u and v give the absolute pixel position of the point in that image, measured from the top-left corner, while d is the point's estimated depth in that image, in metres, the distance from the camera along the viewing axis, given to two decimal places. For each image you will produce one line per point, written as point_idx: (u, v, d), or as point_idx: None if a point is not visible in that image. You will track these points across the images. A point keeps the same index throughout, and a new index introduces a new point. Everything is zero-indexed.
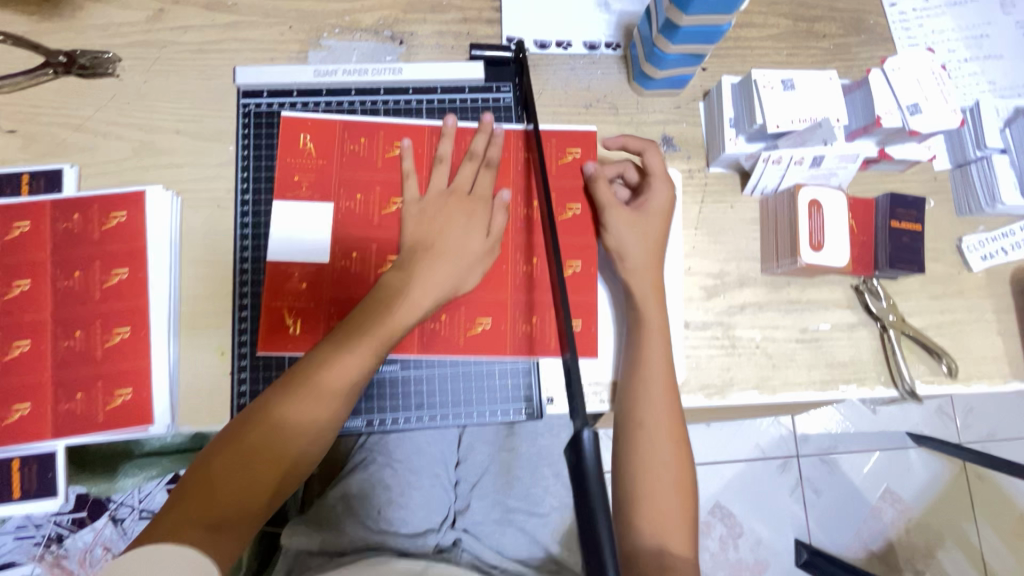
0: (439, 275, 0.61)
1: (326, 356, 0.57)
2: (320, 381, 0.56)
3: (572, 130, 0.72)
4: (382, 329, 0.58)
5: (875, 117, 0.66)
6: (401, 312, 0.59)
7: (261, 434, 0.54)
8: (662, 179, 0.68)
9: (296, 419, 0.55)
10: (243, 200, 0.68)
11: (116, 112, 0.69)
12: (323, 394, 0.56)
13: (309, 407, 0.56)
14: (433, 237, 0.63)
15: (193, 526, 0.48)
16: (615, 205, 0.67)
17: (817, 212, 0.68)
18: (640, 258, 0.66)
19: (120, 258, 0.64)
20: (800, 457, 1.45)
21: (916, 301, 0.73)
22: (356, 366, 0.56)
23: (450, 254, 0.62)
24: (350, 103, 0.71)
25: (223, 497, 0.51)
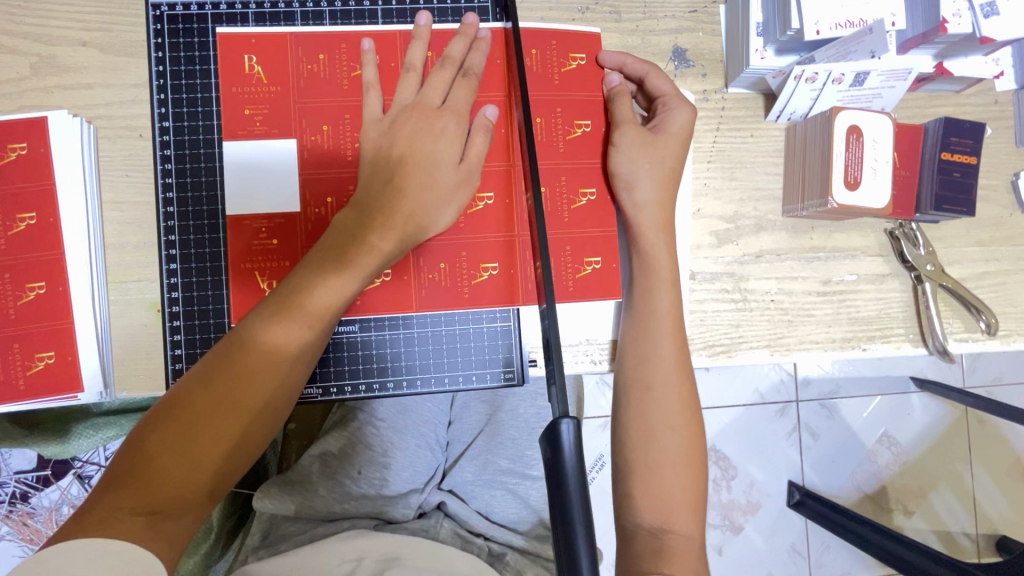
0: (411, 212, 0.49)
1: (295, 294, 0.47)
2: (277, 328, 0.46)
3: (571, 31, 0.60)
4: (349, 263, 0.47)
5: (941, 21, 0.53)
6: (371, 244, 0.48)
7: (208, 395, 0.44)
8: (678, 99, 0.56)
9: (260, 370, 0.46)
10: (161, 127, 0.56)
11: (6, 18, 0.56)
12: (282, 343, 0.46)
13: (266, 357, 0.46)
14: (408, 149, 0.51)
15: (131, 514, 0.40)
16: (630, 126, 0.56)
17: (855, 140, 0.57)
18: (656, 197, 0.55)
19: (27, 202, 0.54)
20: (799, 402, 1.41)
21: (959, 248, 0.64)
22: (320, 307, 0.47)
23: (426, 174, 0.50)
24: (287, 5, 0.57)
25: (162, 476, 0.42)
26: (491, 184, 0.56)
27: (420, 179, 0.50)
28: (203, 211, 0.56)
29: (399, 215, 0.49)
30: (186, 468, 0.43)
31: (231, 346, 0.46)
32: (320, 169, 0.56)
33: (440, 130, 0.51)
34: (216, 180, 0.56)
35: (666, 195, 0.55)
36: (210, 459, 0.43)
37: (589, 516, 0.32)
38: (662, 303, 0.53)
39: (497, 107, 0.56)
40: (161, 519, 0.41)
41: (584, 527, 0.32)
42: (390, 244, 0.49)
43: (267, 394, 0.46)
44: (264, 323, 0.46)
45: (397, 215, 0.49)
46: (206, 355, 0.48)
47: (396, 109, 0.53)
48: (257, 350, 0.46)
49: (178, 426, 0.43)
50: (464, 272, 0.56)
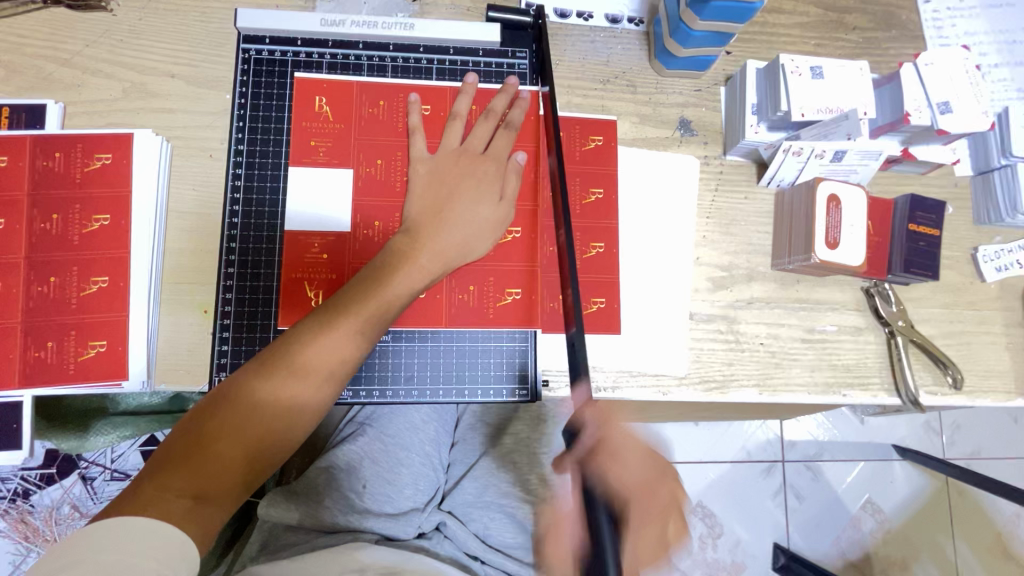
0: (457, 239, 0.58)
1: (353, 301, 0.53)
2: (299, 365, 0.50)
3: (594, 118, 0.70)
4: (369, 309, 0.53)
5: (904, 114, 0.63)
6: (391, 294, 0.54)
7: (238, 416, 0.48)
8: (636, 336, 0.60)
9: (313, 365, 0.51)
10: (237, 149, 0.64)
11: (107, 48, 0.65)
12: (307, 376, 0.50)
13: (292, 388, 0.50)
14: (455, 185, 0.59)
15: (178, 496, 0.43)
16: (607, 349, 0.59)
17: (835, 207, 0.65)
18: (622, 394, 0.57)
19: (102, 205, 0.60)
20: (785, 462, 1.44)
21: (927, 309, 0.71)
22: (345, 347, 0.52)
23: (473, 204, 0.59)
24: (356, 58, 0.66)
25: (213, 459, 0.46)
26: (522, 222, 0.63)
27: (451, 230, 0.58)
28: (263, 223, 0.63)
29: (418, 269, 0.56)
30: (225, 468, 0.46)
31: (287, 346, 0.51)
32: (370, 198, 0.63)
33: (480, 178, 0.60)
34: (278, 197, 0.63)
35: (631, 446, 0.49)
36: (241, 463, 0.47)
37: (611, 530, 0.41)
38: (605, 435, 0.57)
39: (529, 158, 0.65)
40: (202, 504, 0.44)
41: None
42: (436, 264, 0.57)
43: (313, 393, 0.51)
44: (290, 353, 0.50)
45: (416, 271, 0.56)
46: (259, 353, 0.52)
47: (445, 156, 0.61)
48: (284, 380, 0.50)
49: (212, 434, 0.47)
50: (491, 294, 0.62)
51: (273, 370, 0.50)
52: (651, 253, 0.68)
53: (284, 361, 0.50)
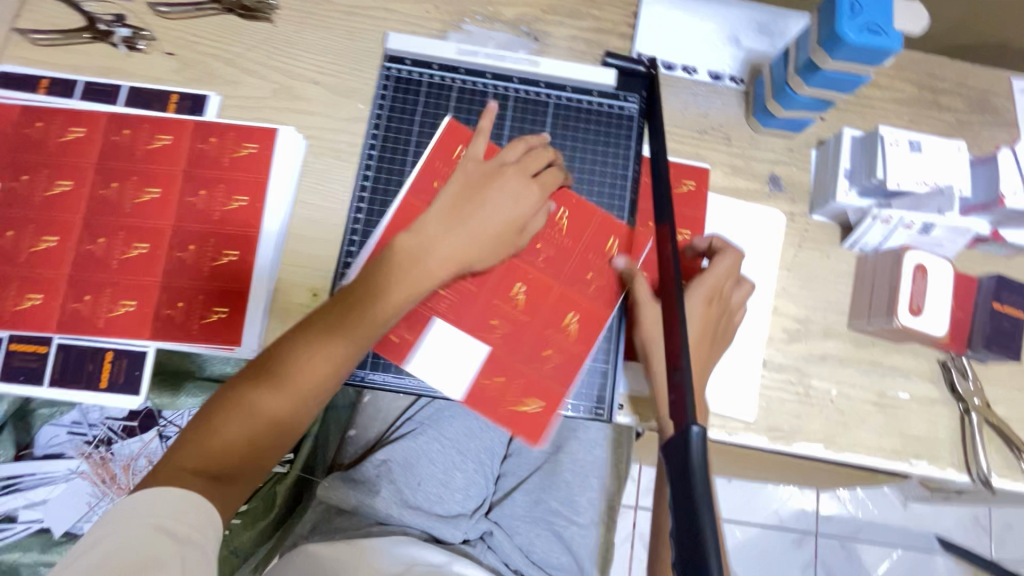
0: (471, 249, 0.62)
1: (353, 310, 0.57)
2: (296, 365, 0.55)
3: (688, 163, 0.74)
4: (365, 318, 0.57)
5: (1000, 195, 0.65)
6: (374, 309, 0.57)
7: (230, 414, 0.53)
8: (730, 254, 0.66)
9: (312, 366, 0.55)
10: (368, 154, 0.70)
11: (265, 54, 0.74)
12: (300, 377, 0.55)
13: (275, 389, 0.54)
14: (480, 198, 0.63)
15: (193, 472, 0.49)
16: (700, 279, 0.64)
17: (921, 276, 0.66)
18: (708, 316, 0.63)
19: (242, 187, 0.67)
20: (818, 535, 1.40)
21: (1004, 391, 0.71)
22: (322, 351, 0.55)
23: (493, 217, 0.63)
24: (483, 85, 0.72)
25: (220, 447, 0.51)
26: (552, 244, 0.67)
27: (467, 239, 0.61)
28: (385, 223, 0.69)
29: (418, 278, 0.59)
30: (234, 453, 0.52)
31: (285, 348, 0.56)
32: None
33: (493, 198, 0.63)
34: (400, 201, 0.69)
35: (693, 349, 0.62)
36: (244, 451, 0.52)
37: (713, 504, 0.37)
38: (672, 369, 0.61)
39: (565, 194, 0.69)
40: (216, 482, 0.50)
41: (707, 507, 0.37)
42: (441, 269, 0.60)
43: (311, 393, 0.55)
44: (290, 355, 0.55)
45: (413, 279, 0.59)
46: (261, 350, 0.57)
47: (466, 160, 0.66)
48: (265, 382, 0.54)
49: (216, 424, 0.52)
50: (581, 319, 0.65)
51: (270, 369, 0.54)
52: None
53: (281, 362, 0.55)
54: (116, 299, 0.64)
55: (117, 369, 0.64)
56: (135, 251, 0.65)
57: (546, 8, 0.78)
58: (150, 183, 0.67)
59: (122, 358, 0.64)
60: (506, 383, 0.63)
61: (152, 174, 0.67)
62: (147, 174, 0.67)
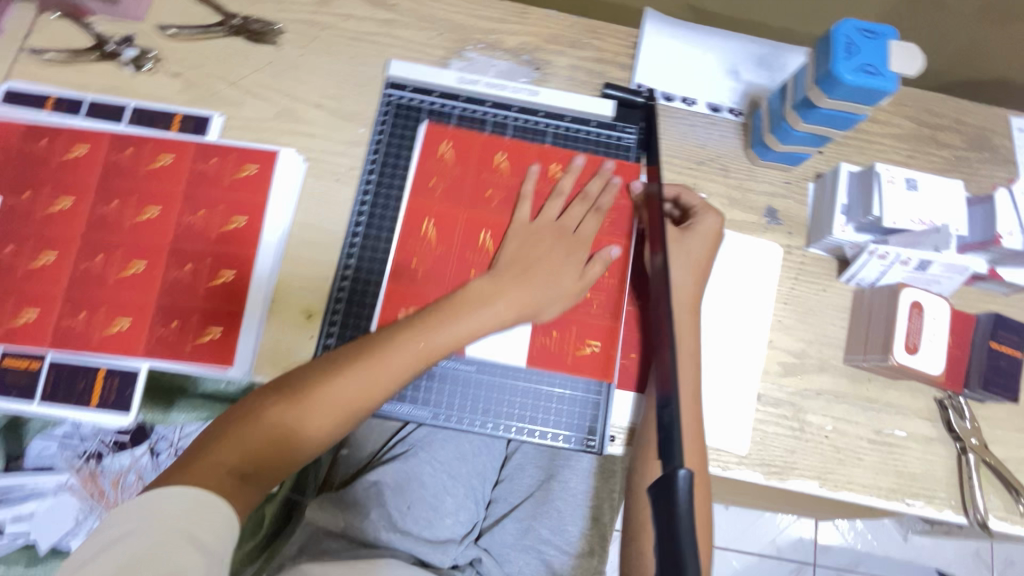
0: (532, 298, 0.61)
1: (405, 331, 0.57)
2: (343, 379, 0.54)
3: None
4: (418, 343, 0.57)
5: (996, 235, 0.65)
6: (433, 341, 0.57)
7: (274, 418, 0.52)
8: (709, 211, 0.69)
9: (361, 382, 0.54)
10: (366, 179, 0.71)
11: (270, 76, 0.75)
12: (346, 392, 0.54)
13: (319, 407, 0.53)
14: (533, 255, 0.63)
15: (226, 471, 0.49)
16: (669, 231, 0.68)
17: (917, 314, 0.66)
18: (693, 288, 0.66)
19: (241, 208, 0.68)
20: (816, 565, 1.37)
21: (1002, 431, 0.70)
22: (379, 380, 0.55)
23: (547, 275, 0.62)
24: (482, 113, 0.73)
25: (255, 448, 0.51)
26: (603, 291, 0.66)
27: (531, 290, 0.61)
28: (379, 247, 0.69)
29: (479, 318, 0.59)
30: (267, 457, 0.51)
31: (336, 360, 0.55)
32: (470, 213, 0.69)
33: (551, 255, 0.64)
34: (394, 227, 0.69)
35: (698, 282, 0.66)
36: (277, 455, 0.52)
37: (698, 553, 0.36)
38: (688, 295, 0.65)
39: (617, 240, 0.68)
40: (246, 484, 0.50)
41: (692, 554, 0.36)
42: (508, 313, 0.60)
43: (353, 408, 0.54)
44: (337, 368, 0.54)
45: (472, 319, 0.59)
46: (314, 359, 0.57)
47: (514, 224, 0.66)
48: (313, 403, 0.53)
49: (255, 425, 0.52)
50: (574, 346, 0.65)
51: (317, 379, 0.54)
52: (728, 330, 0.70)
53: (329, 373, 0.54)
54: (110, 316, 0.64)
55: (109, 387, 0.63)
56: (132, 269, 0.65)
57: (548, 37, 0.79)
58: (150, 201, 0.67)
59: (114, 376, 0.64)
60: (561, 337, 0.65)
61: (152, 193, 0.68)
62: (147, 193, 0.68)
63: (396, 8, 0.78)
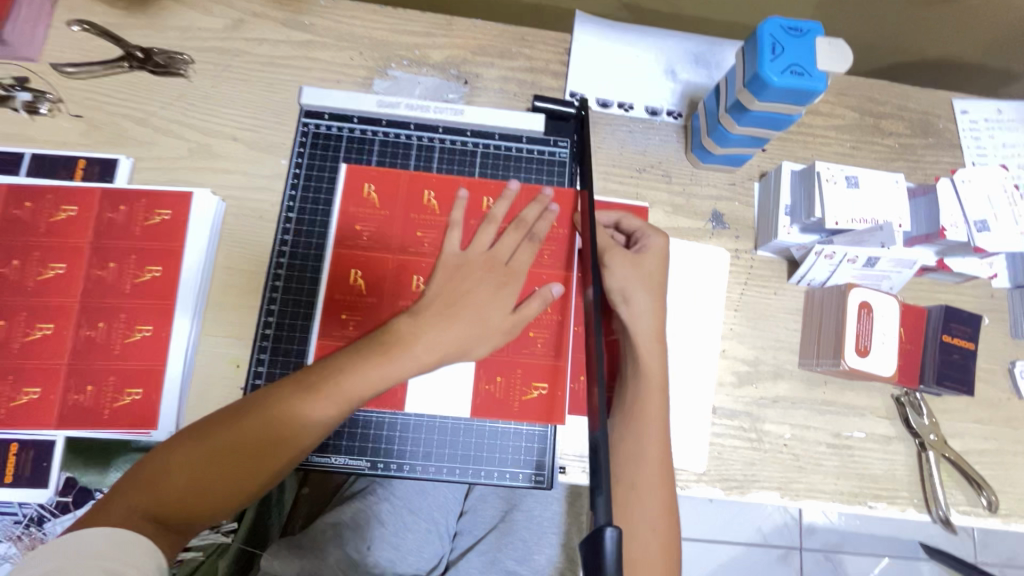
0: (457, 341, 0.56)
1: (341, 365, 0.53)
2: (271, 417, 0.50)
3: (625, 203, 0.72)
4: (350, 381, 0.52)
5: (941, 228, 0.63)
6: (365, 376, 0.52)
7: (185, 462, 0.49)
8: (655, 230, 0.67)
9: (294, 422, 0.50)
10: (286, 217, 0.67)
11: (180, 111, 0.70)
12: (274, 432, 0.50)
13: (245, 446, 0.50)
14: (461, 293, 0.58)
15: (141, 514, 0.47)
16: (617, 251, 0.65)
17: (866, 314, 0.65)
18: (650, 310, 0.63)
19: (155, 256, 0.64)
20: (803, 550, 1.36)
21: (960, 423, 0.69)
22: (299, 421, 0.50)
23: (476, 317, 0.57)
24: (406, 137, 0.70)
25: (174, 492, 0.48)
26: (546, 327, 0.63)
27: (453, 330, 0.56)
28: (304, 288, 0.65)
29: (400, 363, 0.53)
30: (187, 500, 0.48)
31: (267, 397, 0.51)
32: (401, 259, 0.65)
33: (480, 289, 0.59)
34: (320, 266, 0.66)
35: (658, 304, 0.64)
36: (199, 499, 0.48)
37: None
38: (646, 319, 0.63)
39: (558, 272, 0.65)
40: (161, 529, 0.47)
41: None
42: (430, 358, 0.54)
43: (284, 450, 0.50)
44: (268, 404, 0.51)
45: (393, 364, 0.53)
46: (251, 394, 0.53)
47: (443, 257, 0.62)
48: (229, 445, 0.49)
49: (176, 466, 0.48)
50: (518, 383, 0.62)
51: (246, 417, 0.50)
52: (678, 343, 0.68)
53: (259, 411, 0.50)
54: (18, 386, 0.60)
55: (23, 461, 0.59)
56: (39, 332, 0.61)
57: (475, 48, 0.75)
58: (55, 258, 0.63)
59: (29, 449, 0.60)
60: (506, 382, 0.62)
61: (57, 248, 0.63)
62: (51, 248, 0.63)
63: (312, 27, 0.74)
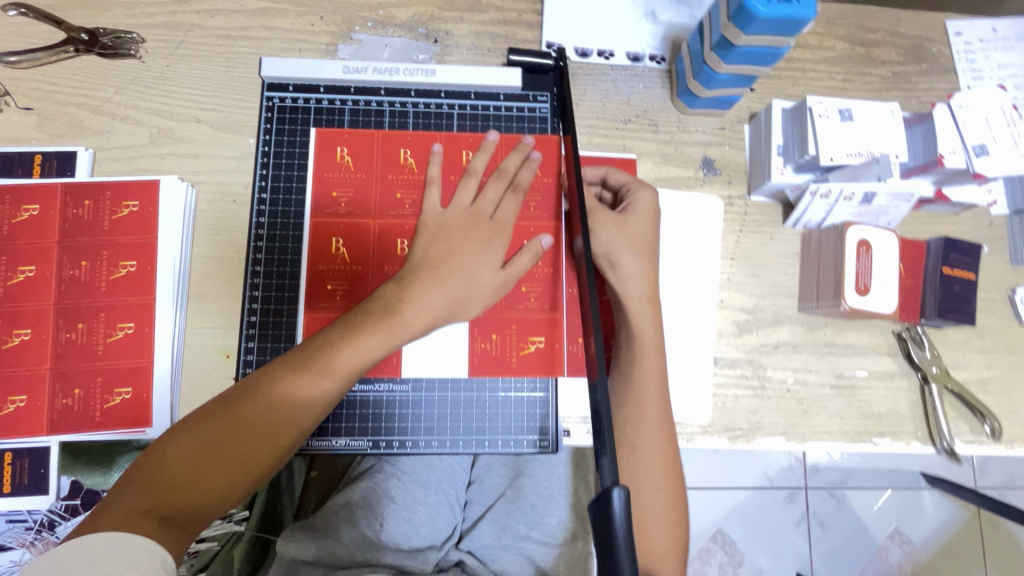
0: (450, 302, 0.54)
1: (330, 339, 0.51)
2: (266, 400, 0.49)
3: (612, 156, 0.69)
4: (344, 353, 0.51)
5: (939, 156, 0.61)
6: (357, 348, 0.51)
7: (183, 457, 0.47)
8: (643, 185, 0.64)
9: (292, 398, 0.50)
10: (259, 198, 0.63)
11: (135, 95, 0.66)
12: (273, 412, 0.49)
13: (243, 433, 0.48)
14: (447, 254, 0.56)
15: (143, 516, 0.44)
16: (602, 211, 0.63)
17: (865, 252, 0.63)
18: (639, 272, 0.61)
19: (129, 251, 0.61)
20: (808, 489, 1.38)
21: (962, 354, 0.69)
22: (297, 397, 0.50)
23: (465, 276, 0.55)
24: (378, 103, 0.66)
25: (177, 488, 0.46)
26: (538, 281, 0.61)
27: (444, 291, 0.54)
28: (286, 270, 0.62)
29: (392, 331, 0.52)
30: (192, 496, 0.46)
31: (258, 381, 0.50)
32: (381, 224, 0.62)
33: (465, 245, 0.56)
34: (299, 246, 0.63)
35: (646, 265, 0.62)
36: (204, 494, 0.46)
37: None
38: (636, 280, 0.61)
39: (545, 223, 0.63)
40: (167, 525, 0.45)
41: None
42: (422, 321, 0.53)
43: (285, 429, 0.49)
44: (262, 388, 0.50)
45: (383, 332, 0.52)
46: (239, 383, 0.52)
47: (423, 216, 0.59)
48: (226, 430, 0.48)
49: (173, 463, 0.46)
50: (514, 344, 0.60)
51: (240, 403, 0.49)
52: (675, 296, 0.67)
53: (253, 395, 0.49)
54: (4, 395, 0.58)
55: (20, 470, 0.58)
56: (17, 339, 0.59)
57: (442, 3, 0.70)
58: (24, 260, 0.60)
59: (22, 458, 0.58)
60: (502, 339, 0.60)
61: (25, 250, 0.60)
62: (19, 251, 0.60)
63: None
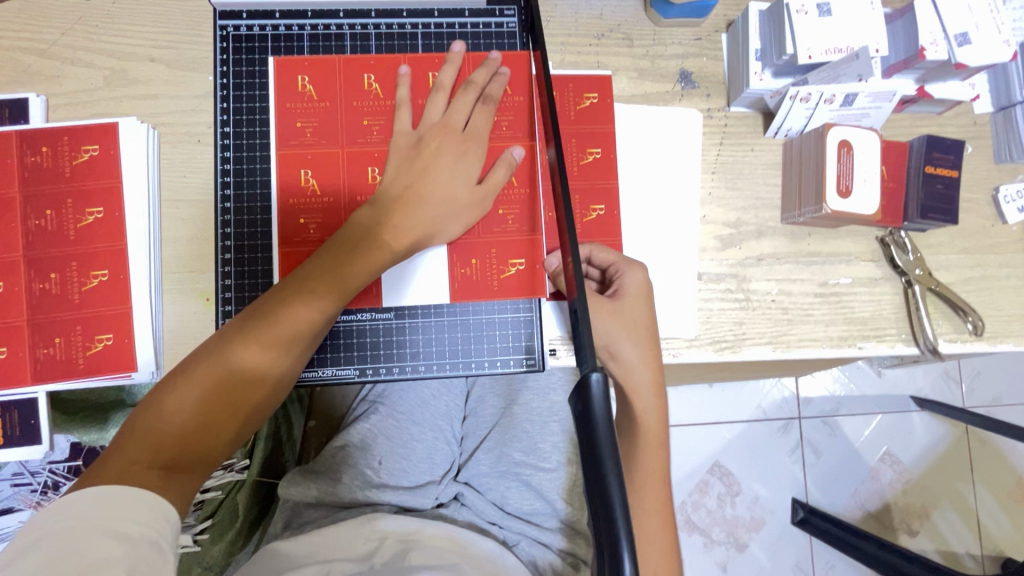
0: (427, 221, 0.54)
1: (316, 271, 0.49)
2: (259, 340, 0.47)
3: (588, 74, 0.66)
4: (333, 283, 0.49)
5: (919, 49, 0.59)
6: (347, 277, 0.49)
7: (179, 406, 0.45)
8: (635, 265, 0.60)
9: (283, 335, 0.47)
10: (222, 133, 0.62)
11: (83, 36, 0.63)
12: (270, 347, 0.47)
13: (241, 373, 0.46)
14: (420, 172, 0.55)
15: (147, 468, 0.43)
16: (593, 296, 0.59)
17: (846, 153, 0.62)
18: (639, 362, 0.59)
19: (95, 197, 0.60)
20: (801, 419, 1.40)
21: (945, 255, 0.69)
22: (289, 332, 0.47)
23: (439, 196, 0.55)
24: (338, 27, 0.63)
25: (177, 437, 0.44)
26: (515, 203, 0.61)
27: (424, 210, 0.54)
28: (256, 207, 0.61)
29: (377, 257, 0.51)
30: (196, 441, 0.45)
31: (246, 321, 0.48)
32: (350, 151, 0.61)
33: (439, 162, 0.56)
34: (268, 180, 0.61)
35: (646, 352, 0.59)
36: (209, 437, 0.45)
37: (620, 461, 0.34)
38: (639, 371, 0.59)
39: (519, 144, 0.61)
40: (177, 475, 0.44)
41: (611, 456, 0.34)
42: (402, 242, 0.53)
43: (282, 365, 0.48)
44: (252, 328, 0.47)
45: (367, 261, 0.50)
46: (222, 327, 0.49)
47: (394, 137, 0.58)
48: (224, 377, 0.46)
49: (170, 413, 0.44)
50: (494, 266, 0.60)
51: (231, 345, 0.47)
52: (655, 214, 0.66)
53: (242, 336, 0.47)
54: None
55: (10, 421, 0.59)
56: None
57: None
58: None
59: (12, 409, 0.58)
60: (481, 263, 0.60)
61: None
62: None
63: None
